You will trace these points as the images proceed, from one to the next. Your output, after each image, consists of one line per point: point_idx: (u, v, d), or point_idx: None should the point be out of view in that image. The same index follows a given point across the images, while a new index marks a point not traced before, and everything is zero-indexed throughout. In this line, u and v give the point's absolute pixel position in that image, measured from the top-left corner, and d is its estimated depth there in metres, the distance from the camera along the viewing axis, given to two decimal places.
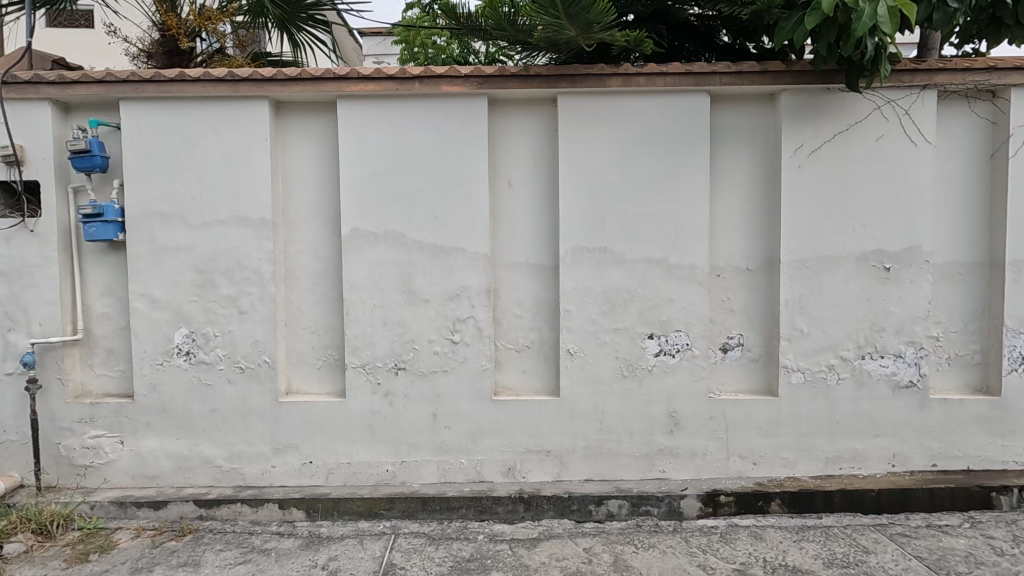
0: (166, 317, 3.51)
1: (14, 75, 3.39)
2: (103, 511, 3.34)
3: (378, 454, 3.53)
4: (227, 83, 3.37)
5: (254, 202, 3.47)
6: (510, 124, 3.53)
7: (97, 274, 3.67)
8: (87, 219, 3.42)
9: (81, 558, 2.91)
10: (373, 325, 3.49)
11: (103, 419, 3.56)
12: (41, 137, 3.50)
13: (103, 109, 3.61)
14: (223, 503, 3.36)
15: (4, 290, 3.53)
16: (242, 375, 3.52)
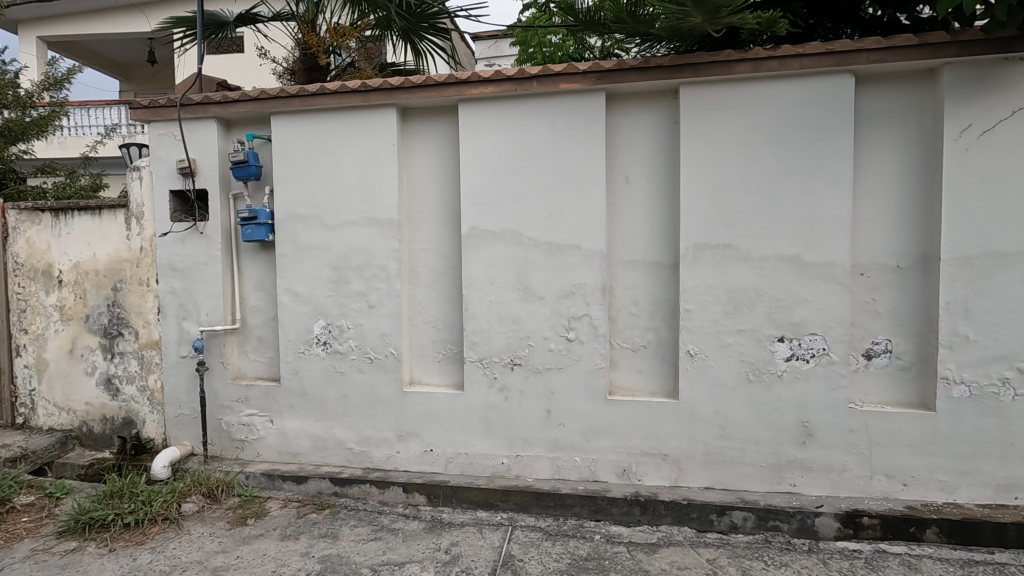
0: (307, 310, 3.87)
1: (189, 98, 3.91)
2: (256, 481, 3.75)
3: (494, 446, 3.63)
4: (359, 94, 3.62)
5: (382, 203, 3.70)
6: (628, 119, 3.45)
7: (251, 271, 4.14)
8: (244, 222, 3.88)
9: (242, 521, 3.28)
10: (490, 321, 3.59)
11: (255, 399, 4.00)
12: (209, 150, 4.01)
13: (257, 123, 4.05)
14: (355, 482, 3.63)
15: (180, 284, 4.10)
16: (371, 365, 3.78)
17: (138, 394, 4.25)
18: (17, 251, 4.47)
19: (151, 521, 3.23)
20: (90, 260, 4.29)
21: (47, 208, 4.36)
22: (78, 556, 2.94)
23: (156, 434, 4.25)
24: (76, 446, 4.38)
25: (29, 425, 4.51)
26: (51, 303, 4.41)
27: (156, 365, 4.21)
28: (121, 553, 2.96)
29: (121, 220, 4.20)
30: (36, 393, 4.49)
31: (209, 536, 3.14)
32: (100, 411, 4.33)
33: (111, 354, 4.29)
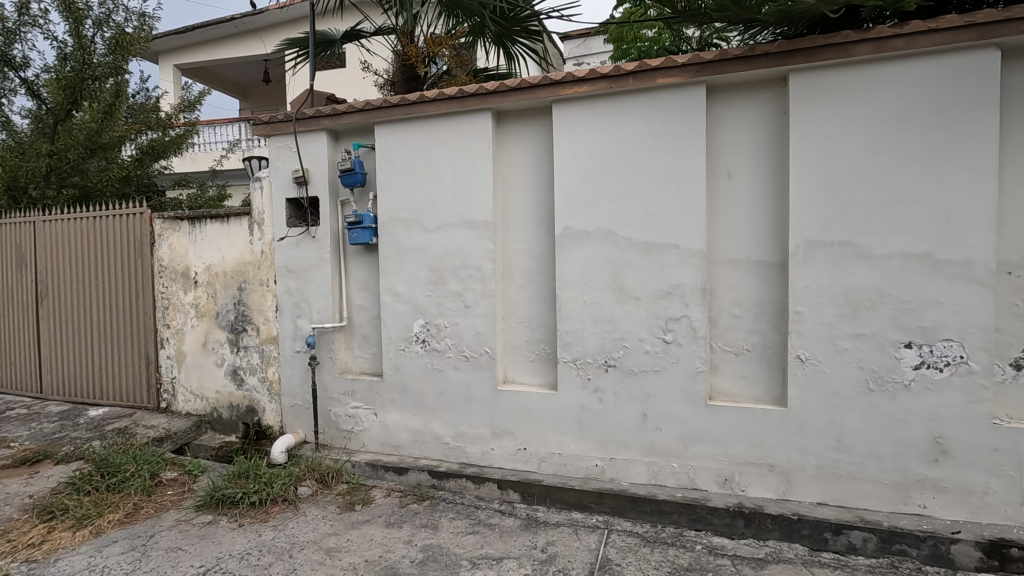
0: (407, 310, 4.05)
1: (303, 112, 4.24)
2: (361, 470, 3.99)
3: (588, 448, 3.60)
4: (456, 100, 3.74)
5: (478, 206, 3.80)
6: (730, 111, 3.29)
7: (356, 272, 4.41)
8: (351, 226, 4.16)
9: (351, 507, 3.50)
10: (584, 322, 3.57)
11: (360, 393, 4.25)
12: (320, 160, 4.32)
13: (362, 133, 4.31)
14: (452, 476, 3.76)
15: (295, 284, 4.44)
16: (466, 363, 3.89)
17: (259, 384, 4.66)
18: (160, 255, 5.07)
19: (273, 501, 3.53)
20: (220, 262, 4.78)
21: (184, 216, 4.92)
22: (213, 528, 3.27)
23: (274, 422, 4.63)
24: (208, 430, 4.89)
25: (171, 410, 5.10)
26: (188, 301, 4.96)
27: (274, 358, 4.59)
28: (249, 529, 3.26)
29: (245, 226, 4.64)
30: (176, 380, 5.07)
31: (323, 518, 3.38)
32: (228, 398, 4.81)
33: (237, 348, 4.74)
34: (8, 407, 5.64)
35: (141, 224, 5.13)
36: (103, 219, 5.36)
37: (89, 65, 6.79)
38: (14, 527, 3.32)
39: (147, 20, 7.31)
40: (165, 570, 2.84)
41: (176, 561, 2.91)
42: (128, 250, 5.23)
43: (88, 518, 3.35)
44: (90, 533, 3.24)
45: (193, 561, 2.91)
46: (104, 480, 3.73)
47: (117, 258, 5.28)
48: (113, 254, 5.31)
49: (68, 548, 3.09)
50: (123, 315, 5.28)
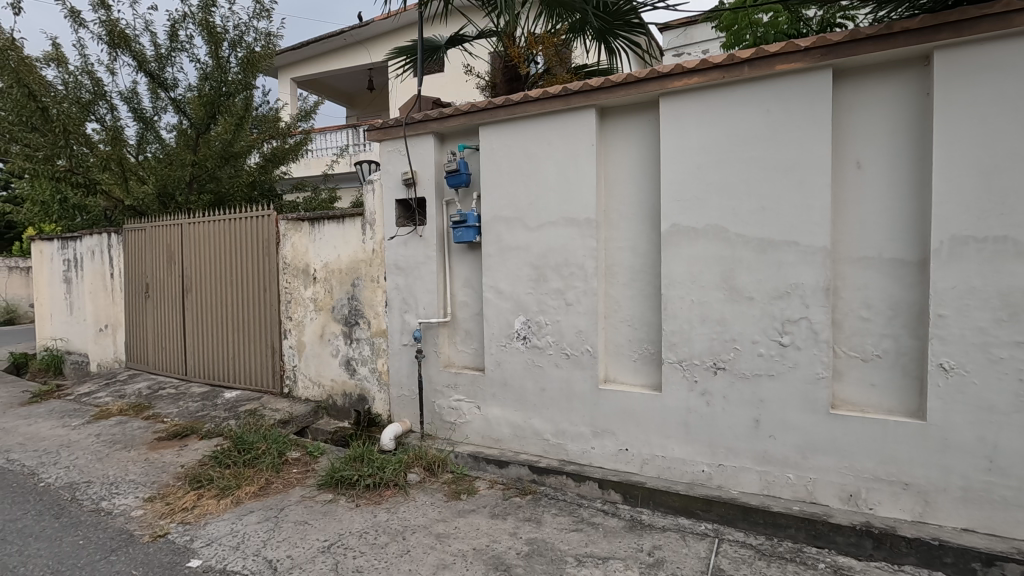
0: (509, 306, 4.13)
1: (413, 117, 4.45)
2: (465, 460, 4.12)
3: (694, 453, 3.47)
4: (561, 98, 3.76)
5: (581, 203, 3.78)
6: (860, 96, 3.03)
7: (459, 269, 4.55)
8: (456, 225, 4.30)
9: (457, 496, 3.64)
10: (691, 322, 3.45)
11: (463, 386, 4.39)
12: (426, 162, 4.50)
13: (467, 135, 4.44)
14: (552, 472, 3.78)
15: (403, 281, 4.67)
16: (568, 361, 3.89)
17: (370, 374, 4.97)
18: (284, 253, 5.55)
19: (385, 485, 3.74)
20: (336, 260, 5.15)
21: (305, 218, 5.35)
22: (334, 506, 3.53)
23: (383, 410, 4.91)
24: (324, 415, 5.28)
25: (292, 395, 5.57)
26: (308, 296, 5.38)
27: (384, 350, 4.86)
28: (365, 509, 3.48)
29: (359, 226, 4.97)
30: (297, 368, 5.52)
31: (432, 504, 3.54)
32: (342, 387, 5.17)
33: (351, 340, 5.09)
34: (160, 387, 6.45)
35: (268, 225, 5.64)
36: (236, 221, 5.96)
37: (225, 82, 7.57)
38: (170, 492, 3.79)
39: (272, 39, 8.02)
40: (295, 541, 3.10)
41: (304, 534, 3.17)
42: (257, 249, 5.77)
43: (229, 489, 3.75)
44: (231, 502, 3.61)
45: (319, 535, 3.16)
46: (241, 456, 4.15)
47: (248, 256, 5.85)
48: (244, 252, 5.88)
49: (214, 514, 3.46)
50: (253, 307, 5.84)
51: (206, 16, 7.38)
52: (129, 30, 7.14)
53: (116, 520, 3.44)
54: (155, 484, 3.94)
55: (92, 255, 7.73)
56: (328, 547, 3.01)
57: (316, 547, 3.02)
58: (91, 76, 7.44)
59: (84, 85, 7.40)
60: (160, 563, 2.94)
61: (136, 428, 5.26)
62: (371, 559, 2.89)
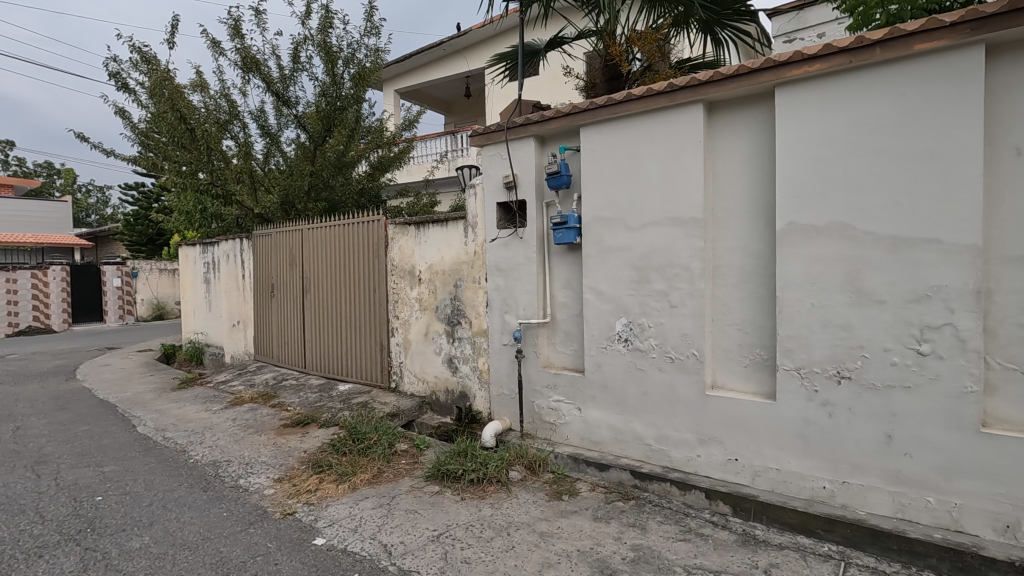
0: (610, 308, 4.08)
1: (513, 120, 4.52)
2: (564, 461, 4.13)
3: (814, 467, 3.23)
4: (666, 94, 3.66)
5: (687, 202, 3.66)
6: (1019, 73, 2.67)
7: (559, 271, 4.56)
8: (556, 226, 4.33)
9: (558, 496, 3.66)
10: (810, 326, 3.22)
11: (562, 387, 4.39)
12: (527, 164, 4.56)
13: (568, 136, 4.45)
14: (656, 479, 3.69)
15: (503, 282, 4.76)
16: (672, 365, 3.77)
17: (471, 372, 5.13)
18: (392, 255, 5.87)
19: (488, 481, 3.84)
20: (440, 262, 5.37)
21: (411, 222, 5.64)
22: (441, 498, 3.68)
23: (484, 408, 5.04)
24: (428, 410, 5.52)
25: (399, 389, 5.89)
26: (413, 296, 5.66)
27: (484, 349, 4.99)
28: (470, 503, 3.60)
29: (462, 229, 5.16)
30: (403, 364, 5.83)
31: (534, 502, 3.58)
32: (444, 383, 5.38)
33: (453, 339, 5.28)
34: (283, 378, 7.08)
35: (378, 229, 6.00)
36: (349, 225, 6.40)
37: (339, 97, 8.17)
38: (296, 474, 4.16)
39: (380, 55, 8.53)
40: (407, 528, 3.28)
41: (415, 522, 3.34)
42: (367, 251, 6.16)
43: (346, 475, 4.04)
44: (348, 488, 3.89)
45: (429, 525, 3.31)
46: (356, 445, 4.45)
47: (359, 259, 6.27)
48: (356, 255, 6.31)
49: (334, 497, 3.75)
50: (364, 306, 6.24)
51: (323, 37, 8.00)
52: (259, 55, 7.91)
53: (252, 497, 3.83)
54: (283, 466, 4.34)
55: (227, 258, 8.67)
56: (438, 537, 3.15)
57: (426, 536, 3.17)
58: (228, 99, 8.33)
59: (222, 107, 8.30)
60: (291, 538, 3.22)
61: (265, 414, 5.81)
62: (479, 551, 2.98)
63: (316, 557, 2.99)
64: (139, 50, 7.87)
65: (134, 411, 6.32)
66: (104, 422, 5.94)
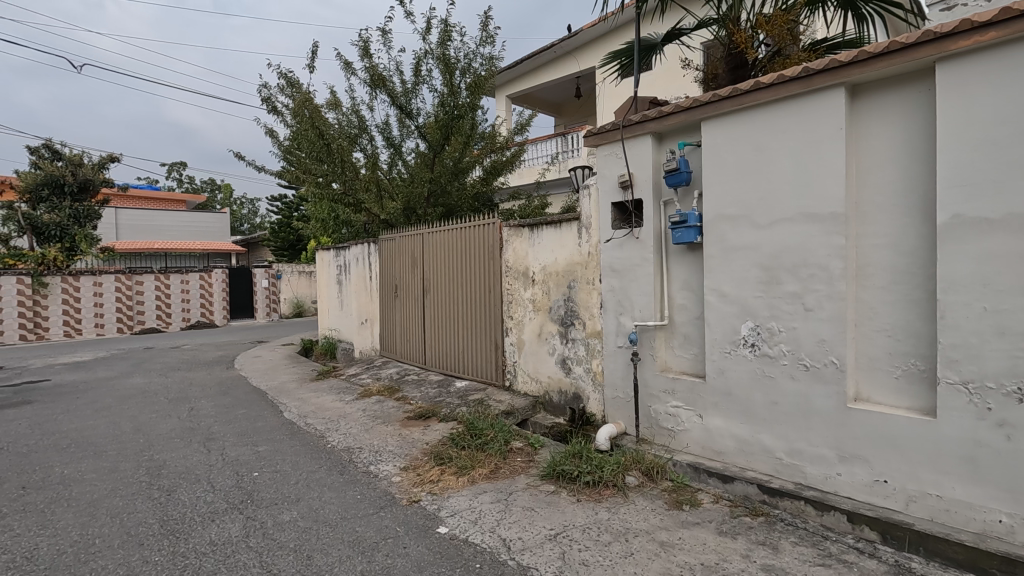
0: (734, 311, 3.85)
1: (630, 119, 4.43)
2: (684, 470, 3.97)
3: (986, 497, 2.80)
4: (800, 80, 3.38)
5: (825, 196, 3.35)
6: None
7: (678, 272, 4.38)
8: (675, 226, 4.18)
9: (678, 505, 3.52)
10: (981, 334, 2.80)
11: (681, 393, 4.21)
12: (644, 163, 4.44)
13: (688, 132, 4.26)
14: (788, 496, 3.42)
15: (618, 283, 4.68)
16: (806, 373, 3.46)
17: (585, 374, 5.11)
18: (507, 257, 6.02)
19: (604, 484, 3.80)
20: (554, 263, 5.42)
21: (526, 224, 5.74)
22: (557, 498, 3.71)
23: (597, 410, 4.99)
24: (541, 410, 5.58)
25: (513, 388, 6.02)
26: (527, 297, 5.77)
27: (598, 351, 4.95)
28: (587, 505, 3.59)
29: (575, 230, 5.17)
30: (517, 363, 5.95)
31: (653, 510, 3.48)
32: (558, 384, 5.41)
33: (566, 340, 5.30)
34: (406, 373, 7.55)
35: (493, 231, 6.19)
36: (466, 229, 6.65)
37: (456, 106, 8.48)
38: (420, 464, 4.42)
39: (494, 62, 8.79)
40: (524, 525, 3.34)
41: (532, 519, 3.40)
42: (483, 253, 6.38)
43: (465, 469, 4.21)
44: (468, 481, 4.05)
45: (545, 523, 3.35)
46: (474, 440, 4.63)
47: (476, 261, 6.51)
48: (472, 257, 6.55)
49: (455, 489, 3.92)
50: (479, 306, 6.47)
51: (442, 50, 8.41)
52: (385, 72, 8.50)
53: (382, 483, 4.13)
54: (408, 456, 4.63)
55: (357, 262, 9.43)
56: (555, 536, 3.17)
57: (544, 534, 3.21)
58: (358, 114, 9.05)
59: (352, 122, 9.03)
60: (417, 524, 3.43)
61: (391, 407, 6.24)
62: (597, 555, 2.96)
63: (441, 544, 3.15)
64: (285, 75, 8.83)
65: (282, 398, 7.09)
66: (258, 407, 6.73)
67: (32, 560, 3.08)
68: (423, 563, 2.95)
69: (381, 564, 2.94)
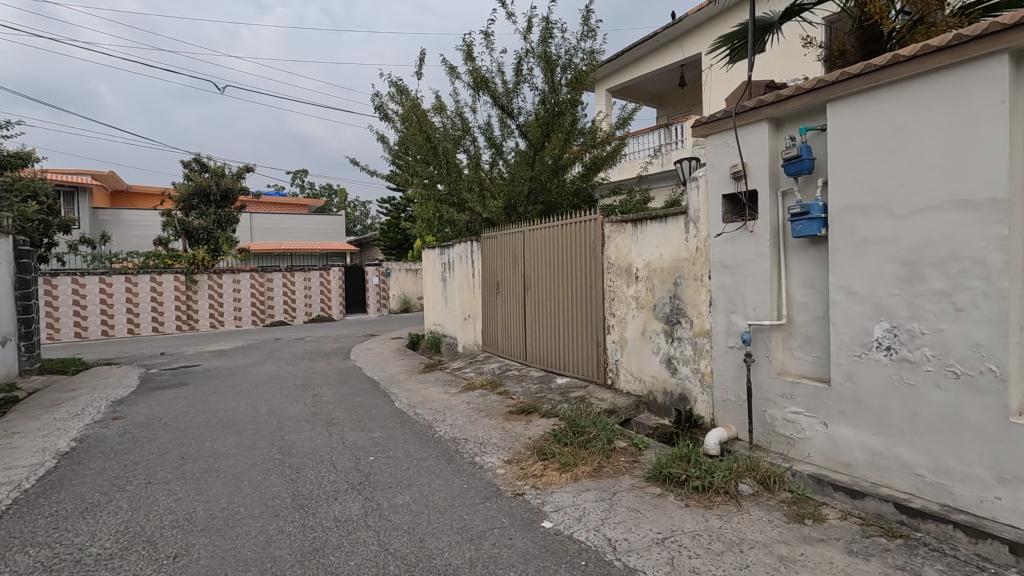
0: (866, 310, 3.49)
1: (743, 105, 4.17)
2: (805, 481, 3.68)
3: None
4: (951, 50, 2.99)
5: (981, 180, 2.93)
6: None
7: (798, 267, 4.05)
8: (795, 217, 3.87)
9: (799, 519, 3.27)
10: None
11: (801, 398, 3.90)
12: (760, 151, 4.16)
13: (811, 115, 3.92)
14: (932, 518, 3.04)
15: (730, 280, 4.43)
16: (956, 382, 3.06)
17: (692, 374, 4.89)
18: (609, 254, 5.93)
19: (715, 490, 3.63)
20: (659, 259, 5.26)
21: (629, 219, 5.61)
22: (664, 501, 3.60)
23: (706, 413, 4.77)
24: (645, 410, 5.44)
25: (615, 387, 5.92)
26: (630, 294, 5.65)
27: (707, 351, 4.72)
28: (696, 511, 3.44)
29: (682, 224, 4.97)
30: (619, 361, 5.85)
31: (770, 522, 3.26)
32: (663, 384, 5.25)
33: (672, 338, 5.12)
34: (507, 368, 7.71)
35: (594, 228, 6.12)
36: (567, 225, 6.64)
37: (557, 103, 8.50)
38: (523, 458, 4.49)
39: (595, 56, 8.68)
40: (630, 526, 3.28)
41: (638, 522, 3.32)
42: (584, 250, 6.33)
43: (568, 465, 4.21)
44: (570, 477, 4.05)
45: (652, 526, 3.26)
46: (576, 437, 4.62)
47: (577, 257, 6.47)
48: (574, 254, 6.53)
49: (558, 485, 3.94)
50: (581, 303, 6.44)
51: (544, 48, 8.45)
52: (488, 74, 8.71)
53: (487, 474, 4.24)
54: (511, 449, 4.72)
55: (460, 260, 9.78)
56: (663, 540, 3.08)
57: (651, 537, 3.13)
58: (461, 116, 9.35)
59: (456, 124, 9.35)
60: (522, 517, 3.49)
61: (493, 400, 6.40)
62: (708, 563, 2.83)
63: (546, 539, 3.18)
64: (395, 83, 9.33)
65: (393, 389, 7.53)
66: (372, 396, 7.21)
67: (191, 522, 3.54)
68: (529, 555, 2.99)
69: (489, 552, 3.03)
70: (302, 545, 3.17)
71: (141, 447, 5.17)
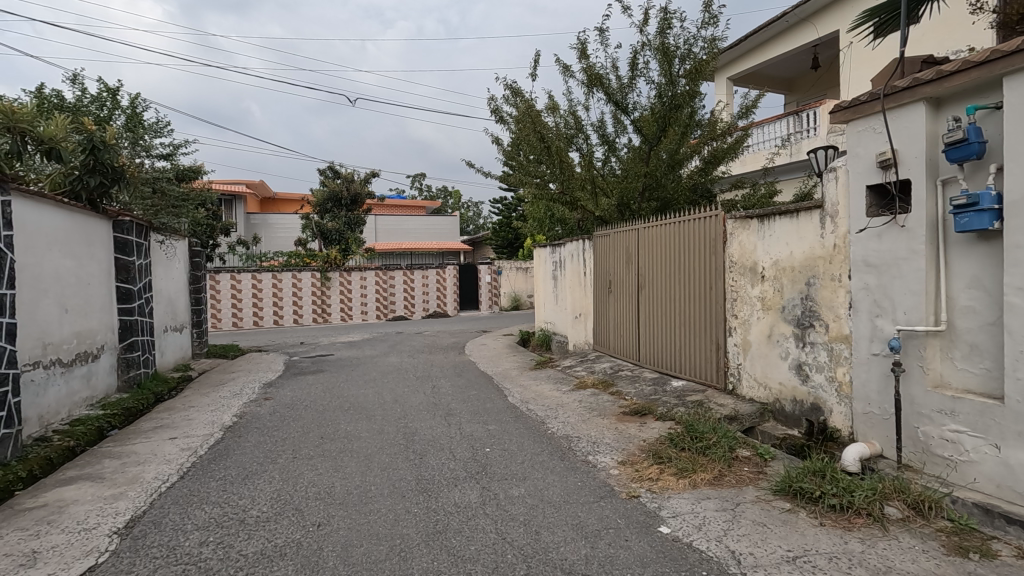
0: None
1: (894, 86, 3.75)
2: (970, 511, 3.22)
3: None
4: None
5: None
6: None
7: (962, 266, 3.54)
8: (960, 210, 3.39)
9: (962, 552, 2.88)
10: None
11: (965, 415, 3.41)
12: (914, 136, 3.71)
13: (981, 92, 3.41)
14: None
15: (875, 280, 4.00)
16: None
17: (827, 383, 4.49)
18: (731, 252, 5.63)
19: (855, 511, 3.32)
20: (788, 258, 4.91)
21: (754, 215, 5.30)
22: (795, 518, 3.34)
23: (843, 425, 4.35)
24: (771, 419, 5.10)
25: (736, 392, 5.60)
26: (755, 294, 5.33)
27: (846, 359, 4.31)
28: (832, 531, 3.17)
29: (817, 220, 4.58)
30: (741, 366, 5.54)
31: (923, 552, 2.91)
32: (792, 392, 4.88)
33: (804, 343, 4.74)
34: (619, 368, 7.61)
35: (715, 224, 5.83)
36: (685, 222, 6.40)
37: (674, 95, 8.20)
38: (637, 460, 4.42)
39: (717, 43, 8.26)
40: (756, 540, 3.10)
41: (765, 536, 3.13)
42: (704, 247, 6.05)
43: (686, 471, 4.07)
44: (689, 484, 3.90)
45: (781, 543, 3.05)
46: (694, 443, 4.44)
47: (695, 255, 6.21)
48: (691, 252, 6.27)
49: (675, 490, 3.82)
50: (699, 304, 6.18)
51: (661, 39, 8.19)
52: (602, 71, 8.63)
53: (601, 473, 4.23)
54: (625, 451, 4.66)
55: (572, 258, 9.80)
56: (793, 559, 2.88)
57: (780, 554, 2.93)
58: (574, 114, 9.35)
59: (570, 123, 9.36)
60: (637, 519, 3.44)
61: (606, 400, 6.35)
62: None
63: (664, 544, 3.11)
64: (510, 86, 9.57)
65: (506, 384, 7.74)
66: (486, 389, 7.47)
67: (331, 495, 3.91)
68: (646, 559, 2.95)
69: (605, 551, 3.02)
70: (427, 526, 3.39)
71: (288, 426, 5.82)
